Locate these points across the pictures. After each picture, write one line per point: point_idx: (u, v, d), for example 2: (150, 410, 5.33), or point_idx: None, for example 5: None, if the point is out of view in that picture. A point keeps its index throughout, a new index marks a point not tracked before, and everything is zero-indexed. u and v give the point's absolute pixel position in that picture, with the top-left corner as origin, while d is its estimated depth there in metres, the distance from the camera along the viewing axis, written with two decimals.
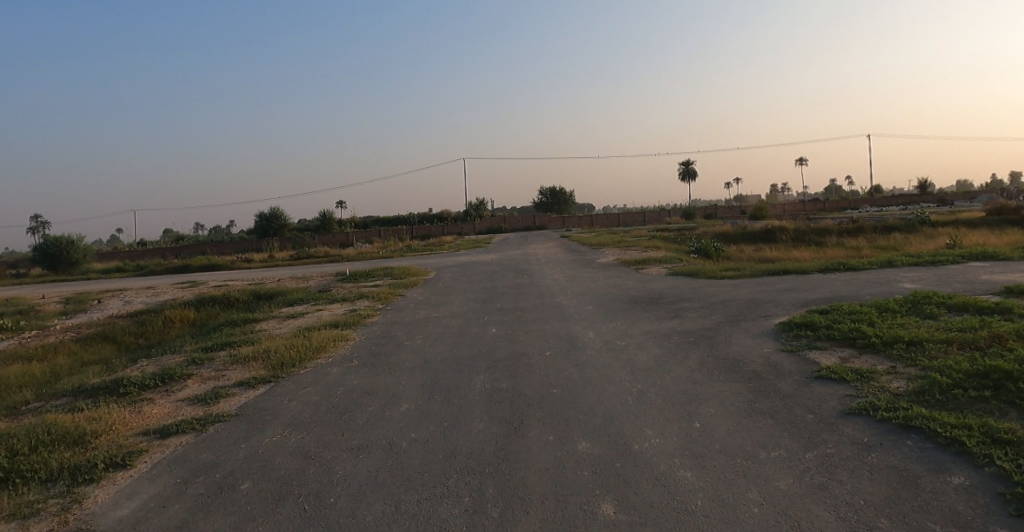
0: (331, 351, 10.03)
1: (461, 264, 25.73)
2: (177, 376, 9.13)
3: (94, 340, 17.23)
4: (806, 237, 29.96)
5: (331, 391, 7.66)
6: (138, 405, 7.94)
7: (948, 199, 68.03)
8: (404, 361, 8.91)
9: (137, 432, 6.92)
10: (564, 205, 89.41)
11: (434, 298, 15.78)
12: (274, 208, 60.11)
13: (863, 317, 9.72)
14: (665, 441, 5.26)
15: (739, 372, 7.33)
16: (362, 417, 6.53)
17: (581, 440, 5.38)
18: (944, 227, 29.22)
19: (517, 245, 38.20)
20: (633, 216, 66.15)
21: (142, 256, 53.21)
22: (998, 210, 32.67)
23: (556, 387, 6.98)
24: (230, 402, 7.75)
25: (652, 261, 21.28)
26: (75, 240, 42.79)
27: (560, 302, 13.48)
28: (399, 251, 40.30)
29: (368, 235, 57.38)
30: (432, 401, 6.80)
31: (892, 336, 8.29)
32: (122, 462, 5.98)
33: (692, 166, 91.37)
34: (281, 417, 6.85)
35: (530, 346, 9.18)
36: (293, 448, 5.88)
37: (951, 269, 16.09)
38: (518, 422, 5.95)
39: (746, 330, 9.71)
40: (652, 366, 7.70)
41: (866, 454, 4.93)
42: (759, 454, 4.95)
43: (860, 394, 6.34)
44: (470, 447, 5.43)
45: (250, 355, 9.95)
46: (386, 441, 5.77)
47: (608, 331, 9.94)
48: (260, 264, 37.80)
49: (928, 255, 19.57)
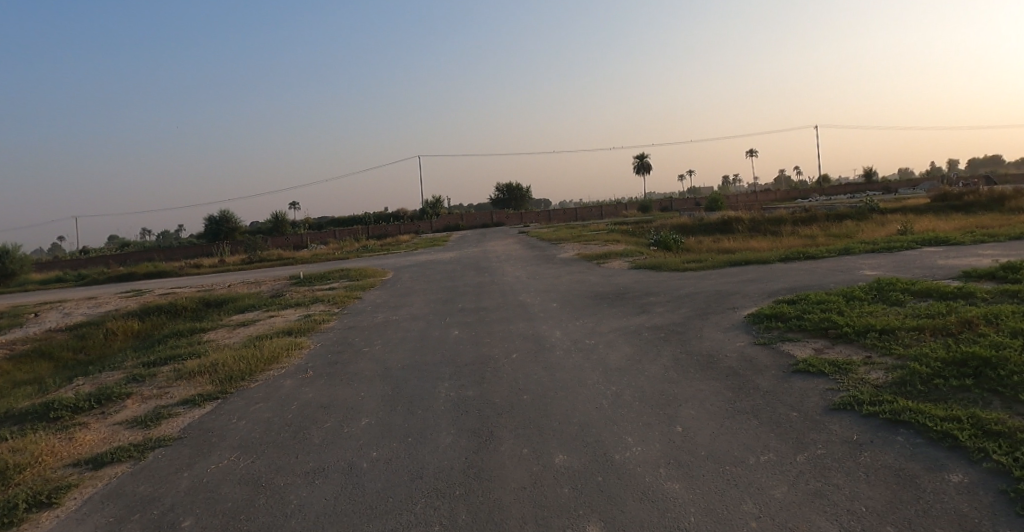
0: (285, 361, 9.44)
1: (419, 264, 25.12)
2: (115, 396, 8.45)
3: (30, 358, 16.17)
4: (761, 227, 30.23)
5: (284, 406, 7.12)
6: (69, 432, 7.26)
7: (893, 187, 70.01)
8: (363, 370, 8.39)
9: (67, 463, 6.29)
10: (520, 202, 89.08)
11: (392, 300, 15.23)
12: (224, 211, 58.35)
13: (831, 306, 9.58)
14: (648, 450, 4.91)
15: (715, 369, 7.05)
16: (318, 435, 6.03)
17: (557, 453, 5.00)
18: (893, 214, 29.86)
19: (476, 242, 37.74)
20: (590, 210, 66.26)
21: (84, 264, 50.96)
22: (941, 197, 33.59)
23: (526, 392, 6.59)
24: (173, 423, 7.15)
25: (614, 255, 21.08)
26: (10, 251, 40.54)
27: (524, 301, 13.10)
28: (356, 252, 39.37)
29: (322, 237, 56.06)
30: (394, 414, 6.35)
31: (864, 325, 8.13)
32: (48, 500, 5.37)
33: (647, 160, 92.27)
34: (230, 439, 6.30)
35: (496, 349, 8.76)
36: (242, 475, 5.36)
37: (908, 255, 16.26)
38: (488, 433, 5.54)
39: (716, 323, 9.48)
40: (624, 365, 7.37)
41: (858, 454, 4.67)
42: (748, 460, 4.64)
43: (841, 388, 6.09)
44: (438, 466, 4.99)
45: (197, 369, 9.29)
46: (345, 462, 5.29)
47: (576, 330, 9.60)
48: (210, 270, 36.51)
49: (883, 242, 19.82)
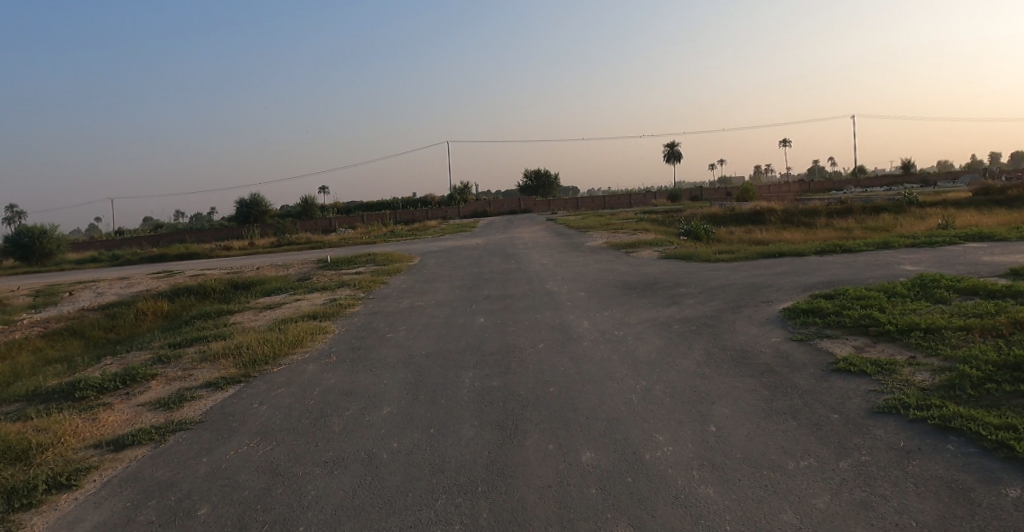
0: (309, 346, 9.37)
1: (446, 249, 25.03)
2: (140, 377, 8.47)
3: (62, 335, 16.43)
4: (794, 218, 29.51)
5: (307, 392, 7.03)
6: (93, 412, 7.28)
7: (932, 180, 68.02)
8: (387, 356, 8.26)
9: (88, 444, 6.28)
10: (549, 188, 88.51)
11: (418, 286, 15.13)
12: (255, 194, 58.95)
13: (872, 302, 9.18)
14: (680, 450, 4.68)
15: (750, 365, 6.77)
16: (339, 423, 5.91)
17: (584, 450, 4.79)
18: (933, 207, 28.90)
19: (504, 229, 37.53)
20: (618, 199, 65.52)
21: (119, 245, 51.97)
22: (984, 190, 32.37)
23: (552, 385, 6.38)
24: (196, 406, 7.10)
25: (643, 244, 20.72)
26: (48, 231, 41.38)
27: (551, 289, 12.87)
28: (382, 237, 39.37)
29: (351, 221, 56.37)
30: (417, 403, 6.19)
31: (908, 323, 7.75)
32: (68, 482, 5.36)
33: (678, 148, 90.98)
34: (250, 424, 6.22)
35: (522, 338, 8.57)
36: (261, 462, 5.27)
37: (951, 250, 15.66)
38: (512, 427, 5.36)
39: (750, 317, 9.16)
40: (654, 359, 7.12)
41: (906, 463, 4.38)
42: (787, 465, 4.39)
43: (885, 390, 5.77)
44: (460, 460, 4.82)
45: (221, 351, 9.25)
46: (365, 453, 5.16)
47: (604, 320, 9.36)
48: (241, 252, 36.93)
49: (924, 236, 19.12)
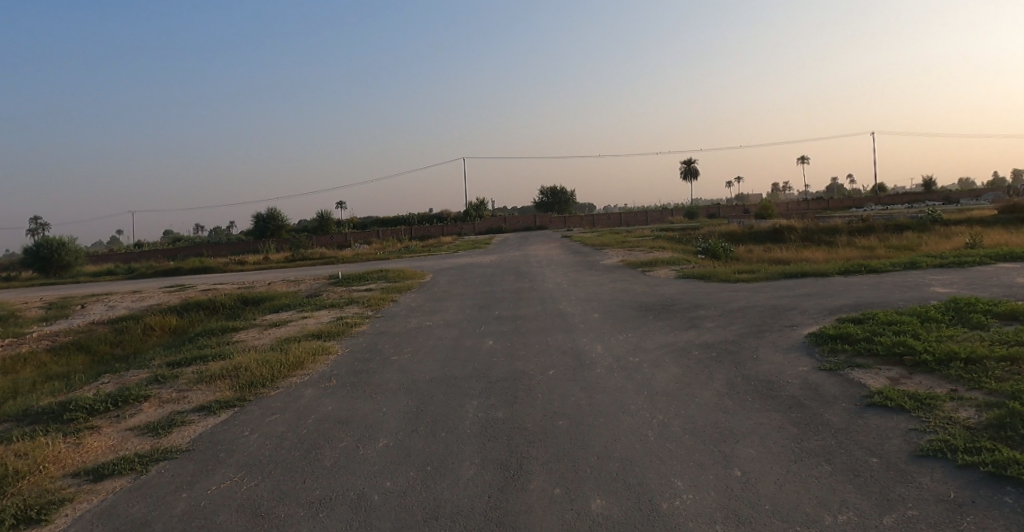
0: (309, 368, 8.96)
1: (459, 266, 24.64)
2: (133, 398, 8.11)
3: (68, 350, 16.19)
4: (815, 236, 28.84)
5: (301, 420, 6.62)
6: (78, 437, 6.90)
7: (953, 197, 66.91)
8: (388, 381, 7.84)
9: (68, 473, 5.89)
10: (564, 204, 88.03)
11: (428, 304, 14.70)
12: (272, 209, 59.06)
13: (905, 328, 8.60)
14: (700, 499, 4.20)
15: (776, 397, 6.26)
16: (331, 457, 5.49)
17: (593, 497, 4.34)
18: (957, 225, 28.15)
19: (519, 246, 37.10)
20: (634, 215, 64.96)
21: (136, 258, 52.32)
22: (1010, 208, 31.53)
23: (561, 418, 5.92)
24: (184, 432, 6.71)
25: (660, 263, 20.22)
26: (65, 242, 41.56)
27: (563, 310, 12.41)
28: (397, 253, 39.14)
29: (366, 236, 56.22)
30: (415, 436, 5.76)
31: (946, 353, 7.19)
32: (38, 515, 4.97)
33: (694, 166, 90.38)
34: (239, 455, 5.82)
35: (532, 364, 8.11)
36: (244, 500, 4.86)
37: (982, 271, 15.01)
38: (516, 466, 4.90)
39: (773, 343, 8.63)
40: (672, 390, 6.63)
41: (959, 519, 3.88)
42: (823, 521, 3.91)
43: (927, 429, 5.23)
44: (455, 505, 4.39)
45: (218, 372, 8.86)
46: (355, 492, 4.73)
47: (618, 345, 8.88)
48: (255, 267, 36.78)
49: (953, 255, 18.43)
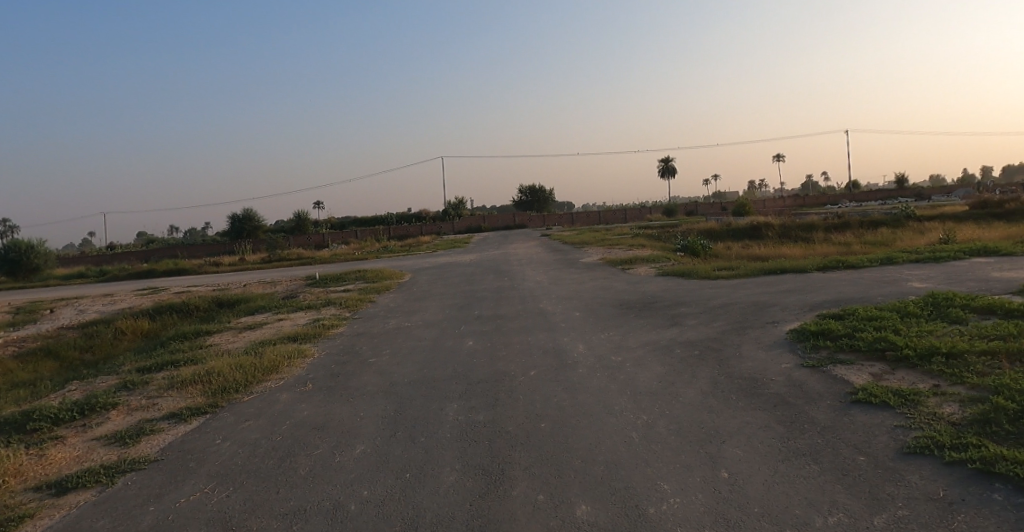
0: (284, 372, 8.72)
1: (439, 266, 24.41)
2: (101, 406, 7.82)
3: (35, 356, 15.70)
4: (793, 233, 29.03)
5: (276, 426, 6.41)
6: (42, 448, 6.62)
7: (926, 195, 67.99)
8: (366, 384, 7.64)
9: (29, 487, 5.63)
10: (543, 203, 88.01)
11: (407, 305, 14.47)
12: (248, 210, 58.20)
13: (885, 323, 8.59)
14: (688, 503, 4.09)
15: (761, 396, 6.18)
16: (308, 465, 5.30)
17: (579, 502, 4.21)
18: (931, 221, 28.53)
19: (499, 245, 36.90)
20: (614, 213, 65.12)
21: (108, 261, 51.24)
22: (982, 203, 32.01)
23: (544, 420, 5.79)
24: (154, 442, 6.46)
25: (640, 260, 20.17)
26: (34, 245, 40.52)
27: (545, 309, 12.28)
28: (375, 253, 38.73)
29: (344, 237, 55.65)
30: (394, 442, 5.59)
31: (928, 347, 7.17)
32: None
33: (671, 164, 90.91)
34: (212, 464, 5.61)
35: (513, 364, 7.97)
36: (214, 512, 4.65)
37: (957, 266, 15.15)
38: (498, 472, 4.76)
39: (756, 339, 8.58)
40: (656, 389, 6.53)
41: (950, 519, 3.81)
42: (813, 523, 3.82)
43: (913, 426, 5.17)
44: (436, 513, 4.23)
45: (191, 378, 8.59)
46: (331, 502, 4.55)
47: (600, 344, 8.77)
48: (230, 268, 36.13)
49: (928, 250, 18.60)
